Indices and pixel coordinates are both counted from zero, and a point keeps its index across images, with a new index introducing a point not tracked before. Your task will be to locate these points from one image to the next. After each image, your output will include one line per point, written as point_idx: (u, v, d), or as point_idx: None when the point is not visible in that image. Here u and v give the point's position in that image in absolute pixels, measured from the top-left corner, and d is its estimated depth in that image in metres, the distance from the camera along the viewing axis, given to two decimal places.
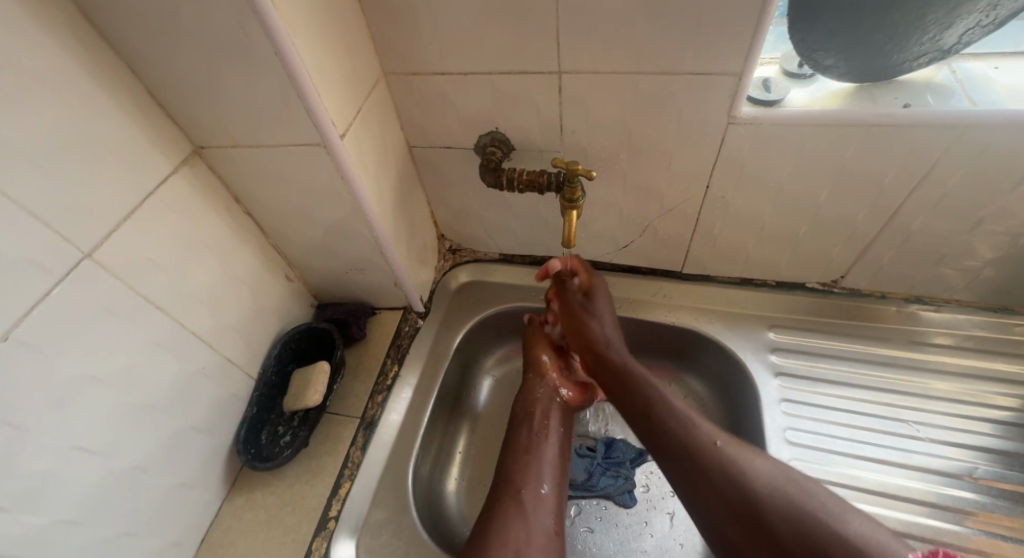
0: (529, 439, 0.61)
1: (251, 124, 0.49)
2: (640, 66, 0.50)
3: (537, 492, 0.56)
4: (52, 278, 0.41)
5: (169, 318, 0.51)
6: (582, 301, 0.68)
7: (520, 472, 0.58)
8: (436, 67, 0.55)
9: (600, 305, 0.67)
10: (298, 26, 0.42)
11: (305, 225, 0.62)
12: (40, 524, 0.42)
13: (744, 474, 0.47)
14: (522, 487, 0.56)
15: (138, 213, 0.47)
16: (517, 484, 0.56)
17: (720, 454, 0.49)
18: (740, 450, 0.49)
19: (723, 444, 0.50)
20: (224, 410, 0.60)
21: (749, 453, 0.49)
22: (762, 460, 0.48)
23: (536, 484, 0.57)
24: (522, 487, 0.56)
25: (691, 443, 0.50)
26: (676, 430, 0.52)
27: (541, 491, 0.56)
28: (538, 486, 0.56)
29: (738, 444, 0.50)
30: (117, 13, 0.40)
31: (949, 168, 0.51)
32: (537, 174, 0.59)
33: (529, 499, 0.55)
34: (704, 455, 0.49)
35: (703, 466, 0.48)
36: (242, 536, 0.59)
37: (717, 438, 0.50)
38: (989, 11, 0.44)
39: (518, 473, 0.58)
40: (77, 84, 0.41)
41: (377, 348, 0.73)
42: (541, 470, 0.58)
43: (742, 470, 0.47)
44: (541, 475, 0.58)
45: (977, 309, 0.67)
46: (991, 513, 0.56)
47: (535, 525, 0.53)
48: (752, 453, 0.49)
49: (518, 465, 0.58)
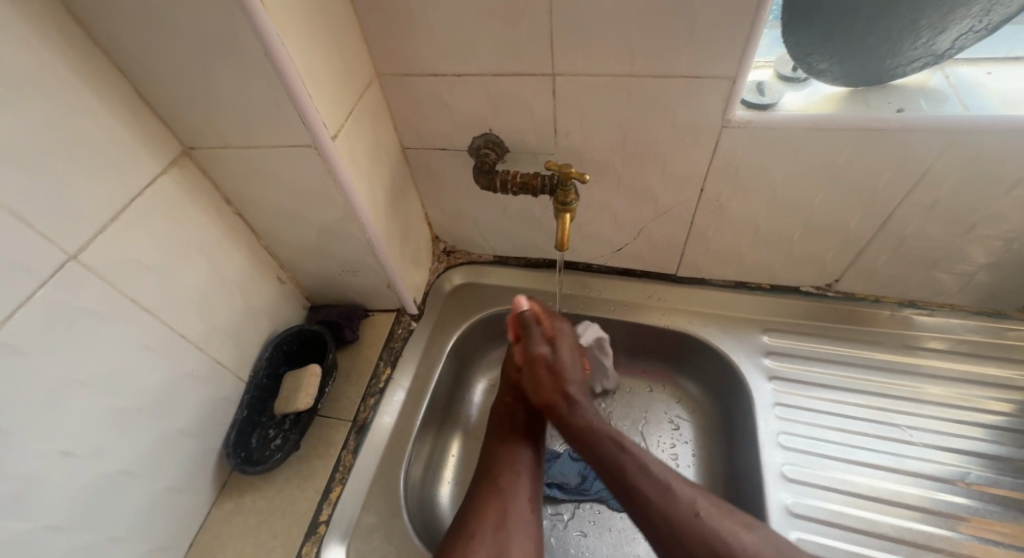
0: (503, 444, 0.61)
1: (241, 125, 0.48)
2: (634, 69, 0.49)
3: (513, 475, 0.57)
4: (38, 280, 0.40)
5: (158, 321, 0.51)
6: (543, 350, 0.63)
7: (497, 461, 0.59)
8: (430, 68, 0.55)
9: (562, 353, 0.63)
10: (288, 28, 0.42)
11: (297, 227, 0.61)
12: (26, 530, 0.41)
13: (726, 546, 0.46)
14: (499, 473, 0.57)
15: (126, 214, 0.46)
16: (494, 471, 0.58)
17: (703, 525, 0.48)
18: (722, 516, 0.48)
19: (705, 515, 0.48)
20: (213, 413, 0.59)
21: (732, 521, 0.48)
22: (746, 530, 0.47)
23: (512, 468, 0.58)
24: (499, 472, 0.57)
25: (673, 512, 0.49)
26: (654, 496, 0.50)
27: (518, 475, 0.57)
28: (513, 469, 0.58)
29: (721, 509, 0.49)
30: (106, 13, 0.40)
31: (943, 173, 0.51)
32: (531, 176, 0.59)
33: (505, 484, 0.56)
34: (686, 526, 0.48)
35: (684, 537, 0.47)
36: (231, 540, 0.58)
37: (699, 503, 0.49)
38: (981, 16, 0.44)
39: (495, 463, 0.59)
40: (63, 84, 0.40)
41: (370, 351, 0.73)
42: (517, 458, 0.59)
43: (725, 543, 0.46)
44: (519, 461, 0.59)
45: (971, 313, 0.67)
46: (984, 519, 0.56)
47: (512, 508, 0.54)
48: (734, 518, 0.48)
49: (495, 457, 0.59)
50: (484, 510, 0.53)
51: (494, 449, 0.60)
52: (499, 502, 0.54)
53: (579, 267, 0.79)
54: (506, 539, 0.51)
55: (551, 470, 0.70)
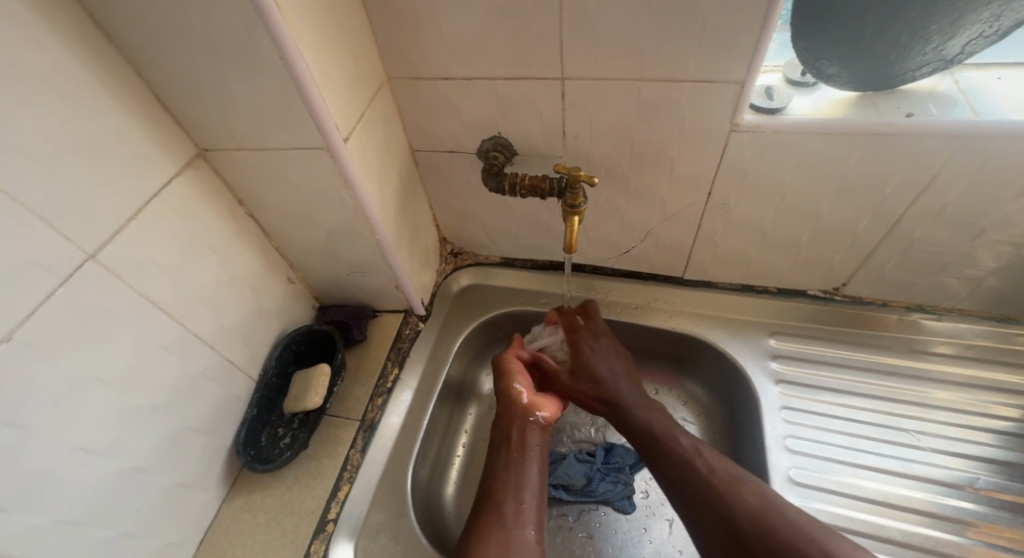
0: (505, 465, 0.59)
1: (255, 127, 0.49)
2: (643, 73, 0.50)
3: (517, 503, 0.56)
4: (57, 278, 0.41)
5: (171, 319, 0.51)
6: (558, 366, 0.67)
7: (498, 485, 0.58)
8: (440, 72, 0.56)
9: (598, 352, 0.66)
10: (303, 33, 0.43)
11: (308, 228, 0.62)
12: (42, 524, 0.42)
13: (733, 511, 0.51)
14: (502, 500, 0.56)
15: (142, 214, 0.47)
16: (496, 497, 0.57)
17: (717, 493, 0.52)
18: (735, 486, 0.53)
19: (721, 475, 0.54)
20: (225, 411, 0.60)
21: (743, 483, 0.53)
22: (756, 497, 0.51)
23: (515, 497, 0.57)
24: (502, 499, 0.56)
25: (693, 481, 0.54)
26: (676, 471, 0.56)
27: (522, 504, 0.56)
28: (516, 498, 0.57)
29: (736, 472, 0.54)
30: (125, 17, 0.41)
31: (952, 177, 0.51)
32: (539, 179, 0.59)
33: (507, 513, 0.55)
34: (704, 494, 0.53)
35: (703, 502, 0.53)
36: (241, 537, 0.59)
37: (715, 472, 0.54)
38: (991, 22, 0.44)
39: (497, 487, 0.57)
40: (83, 87, 0.41)
41: (377, 351, 0.73)
42: (519, 484, 0.58)
43: (733, 509, 0.51)
44: (522, 489, 0.57)
45: (980, 318, 0.67)
46: (992, 524, 0.56)
47: (514, 537, 0.53)
48: (746, 488, 0.52)
49: (496, 481, 0.58)
50: (487, 543, 0.52)
51: (497, 472, 0.59)
52: (501, 534, 0.53)
53: (586, 269, 0.79)
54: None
55: (557, 471, 0.70)
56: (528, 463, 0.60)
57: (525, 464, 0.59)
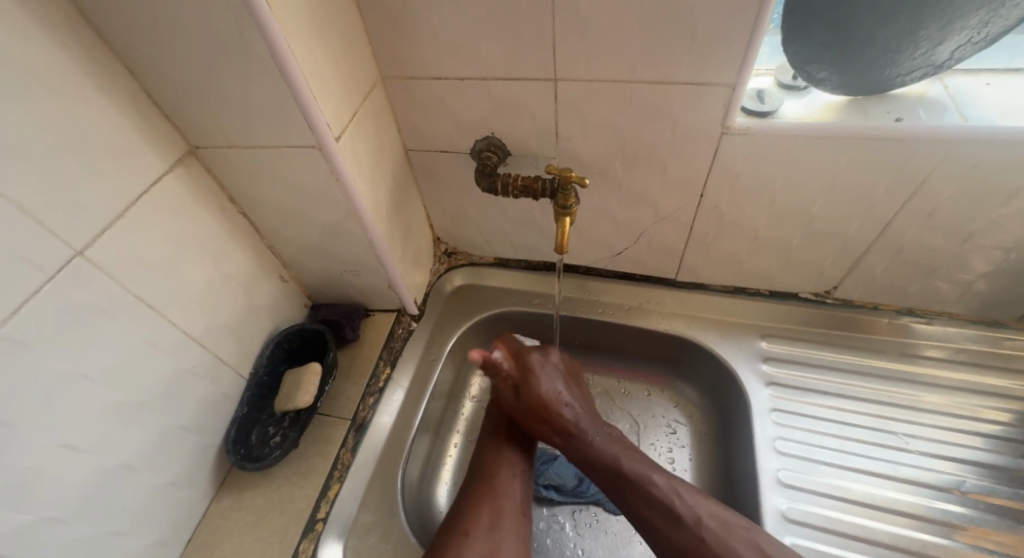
0: (491, 460, 0.61)
1: (247, 125, 0.49)
2: (635, 75, 0.50)
3: (509, 474, 0.60)
4: (45, 274, 0.41)
5: (161, 317, 0.51)
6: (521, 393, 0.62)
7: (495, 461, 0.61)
8: (433, 71, 0.56)
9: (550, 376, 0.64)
10: (295, 32, 0.43)
11: (300, 227, 0.62)
12: (28, 522, 0.42)
13: None
14: (497, 473, 0.60)
15: (133, 212, 0.47)
16: (495, 468, 0.60)
17: (707, 546, 0.50)
18: (726, 538, 0.50)
19: (711, 526, 0.51)
20: (214, 409, 0.60)
21: (738, 533, 0.50)
22: (749, 550, 0.49)
23: (510, 471, 0.60)
24: (498, 472, 0.60)
25: (680, 532, 0.51)
26: (661, 522, 0.53)
27: (512, 478, 0.60)
28: (510, 470, 0.61)
29: (729, 522, 0.51)
30: (115, 14, 0.40)
31: (941, 183, 0.51)
32: (532, 180, 0.59)
33: (501, 484, 0.59)
34: (693, 547, 0.50)
35: (689, 556, 0.51)
36: (230, 536, 0.59)
37: (704, 524, 0.51)
38: (980, 28, 0.44)
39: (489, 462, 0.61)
40: (73, 84, 0.41)
41: (369, 350, 0.73)
42: (514, 461, 0.62)
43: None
44: (512, 465, 0.61)
45: (969, 322, 0.67)
46: (979, 527, 0.56)
47: (506, 506, 0.57)
48: (737, 538, 0.50)
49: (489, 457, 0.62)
50: (479, 508, 0.56)
51: (496, 451, 0.62)
52: (493, 502, 0.57)
53: (579, 270, 0.79)
54: (500, 534, 0.54)
55: (549, 472, 0.70)
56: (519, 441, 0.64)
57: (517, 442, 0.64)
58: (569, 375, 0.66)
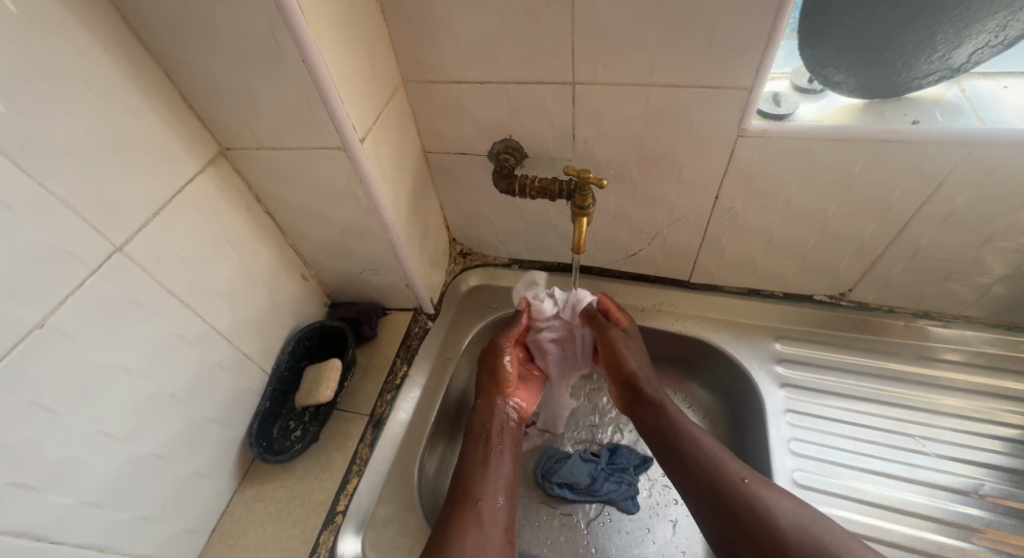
0: (488, 413, 0.65)
1: (276, 128, 0.51)
2: (652, 80, 0.51)
3: (492, 503, 0.55)
4: (88, 268, 0.43)
5: (191, 312, 0.53)
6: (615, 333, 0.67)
7: (471, 484, 0.57)
8: (454, 76, 0.57)
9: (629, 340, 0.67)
10: (324, 37, 0.44)
11: (323, 226, 0.63)
12: (68, 505, 0.44)
13: (775, 520, 0.49)
14: (476, 499, 0.55)
15: (167, 210, 0.49)
16: (474, 495, 0.56)
17: (751, 497, 0.51)
18: (769, 490, 0.51)
19: (751, 482, 0.52)
20: (238, 402, 0.61)
21: (774, 490, 0.52)
22: (786, 500, 0.51)
23: (491, 496, 0.56)
24: (479, 497, 0.55)
25: (722, 479, 0.53)
26: (705, 465, 0.55)
27: (497, 503, 0.56)
28: (492, 497, 0.56)
29: (763, 481, 0.53)
30: (155, 20, 0.42)
31: (956, 186, 0.52)
32: (549, 181, 0.60)
33: (483, 509, 0.54)
34: (728, 493, 0.52)
35: (723, 500, 0.52)
36: (252, 526, 0.60)
37: (745, 477, 0.53)
38: (998, 32, 0.44)
39: (471, 480, 0.57)
40: (116, 87, 0.43)
41: (387, 348, 0.75)
42: (494, 482, 0.57)
43: (766, 509, 0.50)
44: (497, 487, 0.57)
45: (986, 326, 0.67)
46: (998, 531, 0.56)
47: (490, 535, 0.52)
48: (776, 490, 0.51)
49: (469, 476, 0.58)
50: (462, 531, 0.52)
51: (475, 471, 0.58)
52: (475, 519, 0.53)
53: (593, 271, 0.80)
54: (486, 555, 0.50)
55: (562, 470, 0.71)
56: (501, 457, 0.61)
57: (501, 457, 0.61)
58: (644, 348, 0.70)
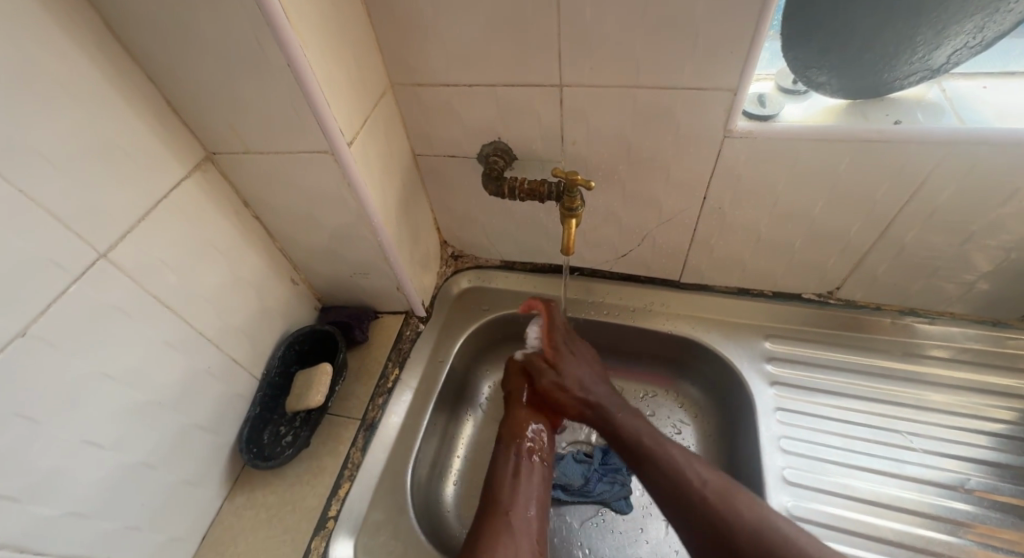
0: (518, 423, 0.65)
1: (263, 131, 0.50)
2: (638, 81, 0.51)
3: (523, 513, 0.57)
4: (71, 276, 0.42)
5: (178, 317, 0.53)
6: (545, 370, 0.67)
7: (505, 494, 0.58)
8: (442, 79, 0.57)
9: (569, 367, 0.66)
10: (308, 40, 0.44)
11: (312, 230, 0.63)
12: (51, 516, 0.43)
13: (736, 535, 0.50)
14: (511, 511, 0.56)
15: (152, 215, 0.49)
16: (509, 507, 0.57)
17: (715, 512, 0.52)
18: (731, 501, 0.52)
19: (715, 500, 0.53)
20: (228, 409, 0.61)
21: (740, 497, 0.53)
22: (750, 509, 0.52)
23: (524, 506, 0.57)
24: (510, 508, 0.57)
25: (686, 498, 0.54)
26: (670, 482, 0.56)
27: (529, 515, 0.57)
28: (524, 508, 0.57)
29: (730, 488, 0.54)
30: (138, 23, 0.42)
31: (939, 185, 0.52)
32: (538, 183, 0.60)
33: (518, 523, 0.56)
34: (695, 511, 0.53)
35: (694, 521, 0.53)
36: (243, 534, 0.60)
37: (708, 486, 0.54)
38: (976, 33, 0.45)
39: (506, 492, 0.58)
40: (98, 91, 0.43)
41: (378, 351, 0.74)
42: (527, 493, 0.59)
43: (731, 525, 0.51)
44: (530, 498, 0.58)
45: (972, 322, 0.68)
46: (985, 525, 0.57)
47: (524, 547, 0.54)
48: (742, 500, 0.52)
49: (504, 486, 0.59)
50: (497, 544, 0.53)
51: (507, 480, 0.59)
52: (510, 534, 0.54)
53: (584, 272, 0.80)
54: None
55: (554, 471, 0.72)
56: (534, 469, 0.61)
57: (533, 468, 0.61)
58: (587, 357, 0.69)
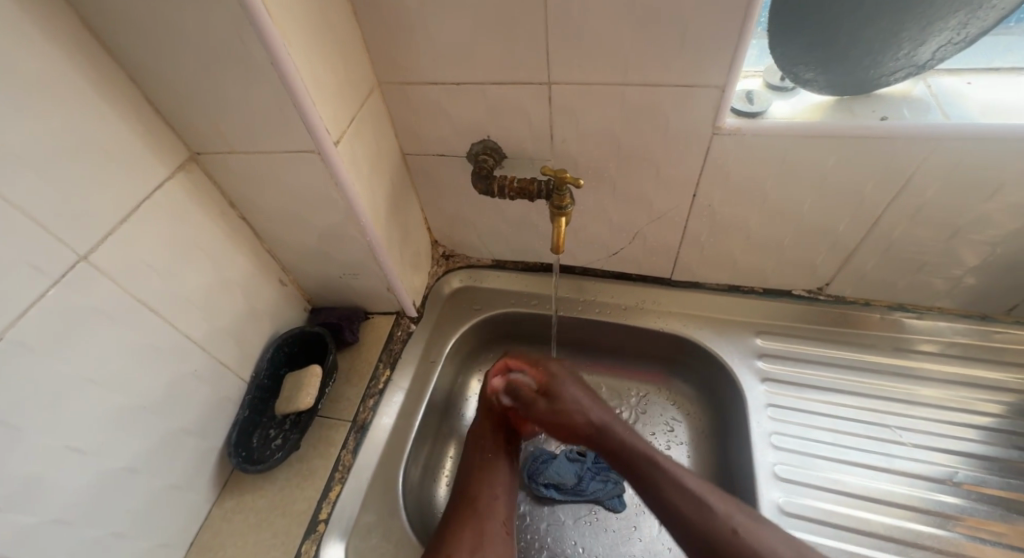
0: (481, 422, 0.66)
1: (248, 130, 0.50)
2: (627, 79, 0.51)
3: (490, 499, 0.59)
4: (50, 280, 0.41)
5: (163, 321, 0.52)
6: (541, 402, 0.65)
7: (471, 482, 0.61)
8: (430, 77, 0.57)
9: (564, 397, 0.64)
10: (292, 38, 0.43)
11: (300, 230, 0.62)
12: (33, 523, 0.42)
13: None
14: (473, 496, 0.59)
15: (134, 217, 0.48)
16: (474, 493, 0.59)
17: (743, 545, 0.49)
18: (759, 531, 0.50)
19: (742, 529, 0.50)
20: (215, 413, 0.60)
21: (765, 530, 0.50)
22: (783, 545, 0.49)
23: (489, 493, 0.60)
24: (476, 496, 0.59)
25: (710, 528, 0.51)
26: (688, 509, 0.53)
27: (495, 496, 0.60)
28: (489, 490, 0.60)
29: (754, 519, 0.52)
30: (116, 20, 0.41)
31: (926, 180, 0.53)
32: (528, 182, 0.60)
33: (483, 508, 0.58)
34: (719, 543, 0.50)
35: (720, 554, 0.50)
36: (232, 538, 0.59)
37: (733, 516, 0.51)
38: (960, 29, 0.45)
39: (472, 481, 0.60)
40: (77, 91, 0.42)
41: (369, 352, 0.74)
42: (492, 482, 0.61)
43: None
44: (495, 486, 0.60)
45: (960, 316, 0.68)
46: (974, 517, 0.57)
47: (491, 529, 0.56)
48: (770, 533, 0.50)
49: (472, 475, 0.61)
50: (462, 530, 0.55)
51: (474, 469, 0.62)
52: (474, 520, 0.56)
53: (576, 271, 0.80)
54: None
55: (547, 470, 0.71)
56: (499, 460, 0.63)
57: (498, 460, 0.63)
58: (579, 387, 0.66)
